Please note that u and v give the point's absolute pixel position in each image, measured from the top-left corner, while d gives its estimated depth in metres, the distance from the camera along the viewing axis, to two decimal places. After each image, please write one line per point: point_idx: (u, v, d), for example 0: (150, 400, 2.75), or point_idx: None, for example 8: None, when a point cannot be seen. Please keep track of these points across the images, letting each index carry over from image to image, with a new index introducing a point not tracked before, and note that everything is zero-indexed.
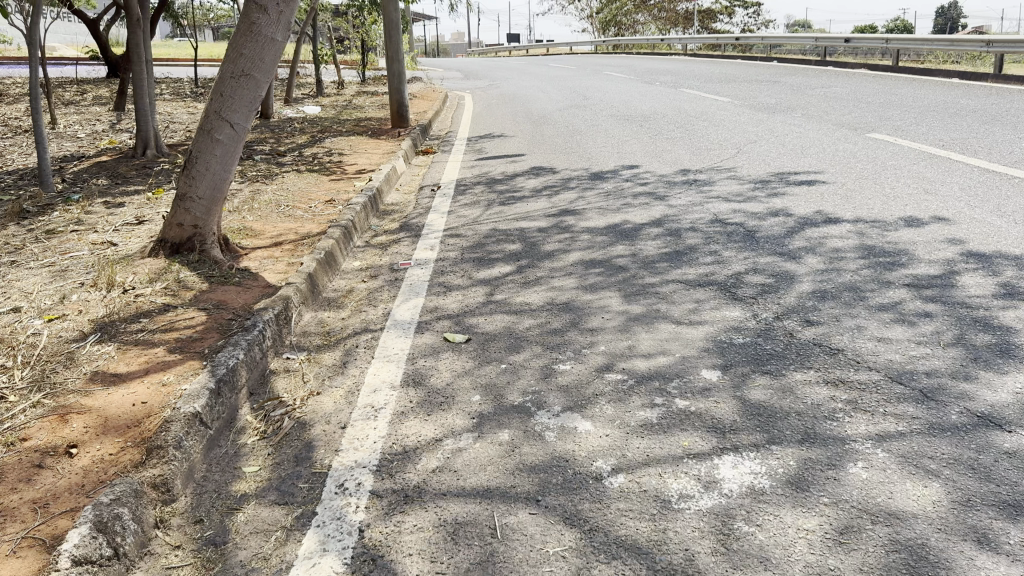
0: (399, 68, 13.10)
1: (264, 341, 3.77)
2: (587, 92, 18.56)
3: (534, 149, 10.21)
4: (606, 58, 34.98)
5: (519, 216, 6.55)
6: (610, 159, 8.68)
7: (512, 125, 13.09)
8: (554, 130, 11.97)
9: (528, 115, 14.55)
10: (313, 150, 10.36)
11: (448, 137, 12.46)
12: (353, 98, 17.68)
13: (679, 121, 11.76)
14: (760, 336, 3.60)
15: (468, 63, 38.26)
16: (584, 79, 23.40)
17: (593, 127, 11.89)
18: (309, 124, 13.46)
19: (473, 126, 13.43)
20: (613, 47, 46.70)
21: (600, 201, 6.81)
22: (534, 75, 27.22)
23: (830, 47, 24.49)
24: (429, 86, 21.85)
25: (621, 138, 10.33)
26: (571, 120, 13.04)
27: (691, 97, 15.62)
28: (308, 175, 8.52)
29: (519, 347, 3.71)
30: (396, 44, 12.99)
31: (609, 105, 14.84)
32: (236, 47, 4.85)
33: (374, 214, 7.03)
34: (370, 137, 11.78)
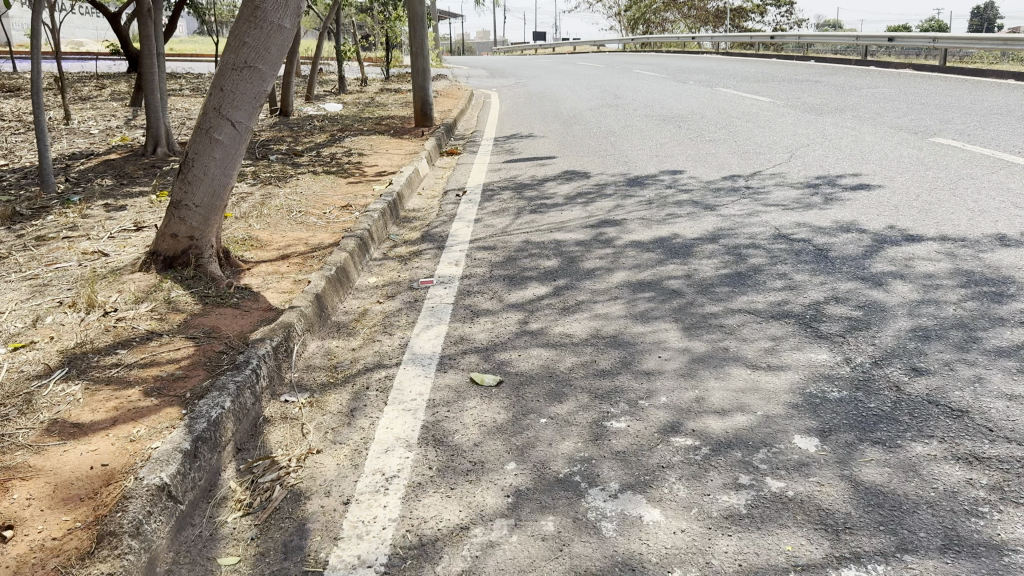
0: (424, 64, 12.52)
1: (259, 382, 3.16)
2: (618, 91, 17.87)
3: (566, 151, 9.57)
4: (634, 56, 34.19)
5: (553, 227, 5.92)
6: (649, 164, 8.03)
7: (541, 125, 12.45)
8: (586, 131, 11.31)
9: (557, 114, 13.90)
10: (332, 150, 9.79)
11: (474, 137, 11.86)
12: (376, 95, 17.14)
13: (719, 122, 11.06)
14: (859, 390, 2.97)
15: (493, 61, 37.69)
16: (614, 78, 22.72)
17: (628, 128, 11.23)
18: (329, 123, 12.91)
19: (500, 126, 12.81)
20: (641, 46, 45.83)
21: (643, 210, 6.17)
22: (561, 73, 26.54)
23: (870, 47, 23.55)
24: (454, 83, 21.28)
25: (658, 141, 9.66)
26: (603, 120, 12.37)
27: (728, 98, 14.88)
28: (324, 177, 7.95)
29: (562, 395, 3.09)
30: (421, 40, 12.40)
31: (643, 105, 14.16)
32: (239, 35, 4.29)
33: (394, 222, 6.44)
34: (392, 136, 11.20)
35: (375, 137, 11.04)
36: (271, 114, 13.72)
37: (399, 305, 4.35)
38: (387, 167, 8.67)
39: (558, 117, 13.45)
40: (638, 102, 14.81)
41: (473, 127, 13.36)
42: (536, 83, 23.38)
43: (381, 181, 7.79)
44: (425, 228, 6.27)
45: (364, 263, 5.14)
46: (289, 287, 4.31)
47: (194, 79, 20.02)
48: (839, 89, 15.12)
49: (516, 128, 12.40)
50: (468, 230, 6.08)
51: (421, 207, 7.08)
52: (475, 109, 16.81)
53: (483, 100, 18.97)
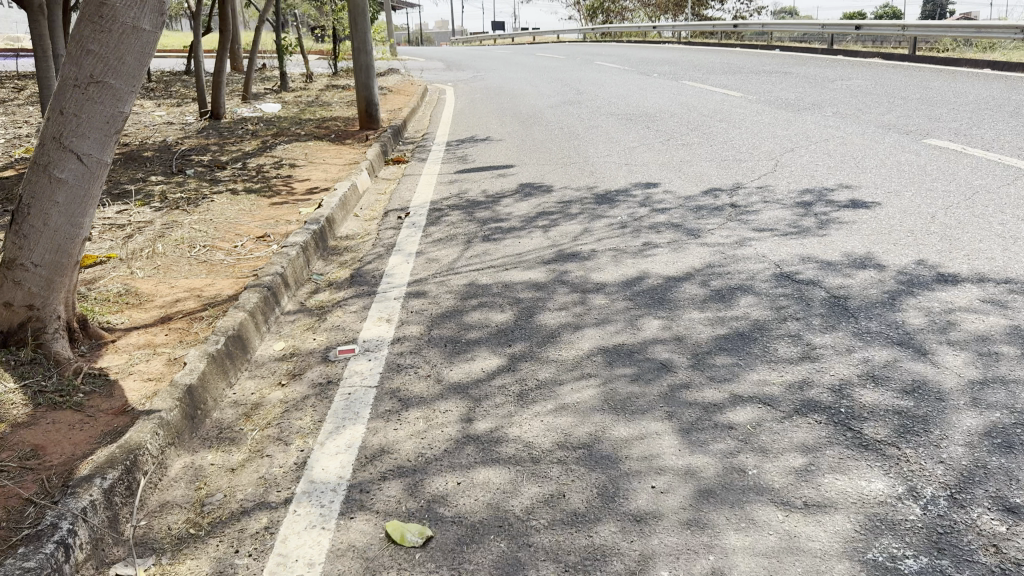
0: (367, 60, 11.43)
1: (67, 561, 2.21)
2: (580, 86, 16.93)
3: (525, 159, 8.63)
4: (596, 46, 33.27)
5: (508, 261, 4.98)
6: (617, 176, 7.13)
7: (498, 127, 11.46)
8: (547, 133, 10.36)
9: (516, 113, 12.92)
10: (261, 162, 8.72)
11: (423, 141, 10.85)
12: (321, 93, 15.99)
13: (691, 121, 10.19)
14: (944, 552, 2.05)
15: (451, 54, 36.56)
16: (576, 71, 21.80)
17: (591, 129, 10.31)
18: (264, 127, 11.78)
19: (453, 128, 11.80)
20: (601, 36, 44.95)
21: (614, 237, 5.25)
22: (520, 65, 25.51)
23: (836, 35, 22.89)
24: (408, 79, 20.18)
25: (626, 146, 8.76)
26: (565, 120, 11.43)
27: (698, 93, 14.04)
28: (244, 197, 6.90)
29: (514, 564, 2.14)
30: (364, 34, 11.30)
31: (607, 102, 13.24)
32: (80, 39, 3.25)
33: (319, 258, 5.43)
34: (332, 143, 10.14)
35: (313, 143, 9.96)
36: (202, 118, 12.53)
37: (308, 386, 3.38)
38: (321, 182, 7.64)
39: (516, 116, 12.47)
40: (601, 99, 13.89)
41: (425, 128, 12.32)
42: (494, 76, 22.32)
43: (310, 201, 6.77)
44: (356, 263, 5.29)
45: (270, 322, 4.15)
46: (158, 374, 3.32)
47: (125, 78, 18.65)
48: (812, 82, 14.35)
49: (471, 130, 11.40)
50: (407, 266, 5.10)
51: (354, 234, 6.09)
52: (428, 107, 15.76)
53: (437, 96, 17.89)
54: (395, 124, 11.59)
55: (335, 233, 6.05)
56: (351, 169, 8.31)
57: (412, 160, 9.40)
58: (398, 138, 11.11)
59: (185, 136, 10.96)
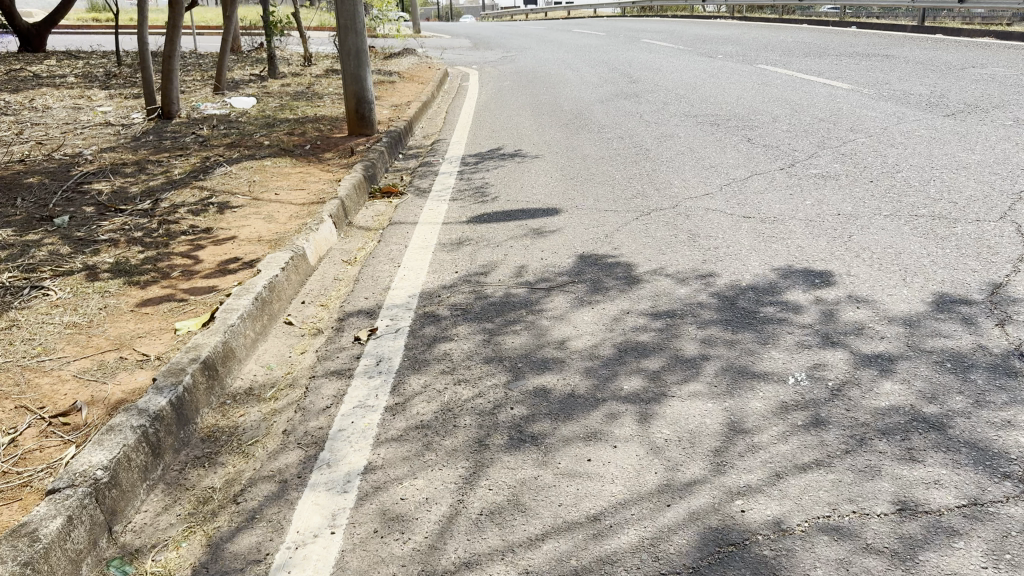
0: (358, 42, 8.44)
1: None
2: (631, 72, 13.82)
3: (573, 199, 5.65)
4: (639, 22, 29.89)
5: (564, 554, 2.04)
6: (742, 252, 4.13)
7: (532, 135, 8.47)
8: (603, 149, 7.33)
9: (554, 113, 9.90)
10: (179, 198, 5.85)
11: (431, 154, 7.94)
12: (316, 81, 13.13)
13: (806, 132, 7.13)
14: None
15: (480, 30, 33.66)
16: (625, 51, 18.77)
17: (663, 142, 7.30)
18: (224, 130, 8.91)
19: (473, 134, 8.83)
20: (642, 11, 41.41)
21: (807, 461, 2.29)
22: (554, 45, 22.36)
23: (930, 9, 19.39)
24: (426, 61, 17.28)
25: (727, 178, 5.74)
26: (623, 127, 8.39)
27: (791, 82, 10.92)
28: (103, 287, 4.06)
29: None
30: (354, 9, 8.31)
31: (674, 97, 10.14)
32: None
33: (154, 486, 2.56)
34: (302, 159, 7.29)
35: (272, 160, 7.07)
36: (148, 118, 9.72)
37: None
38: (249, 247, 4.74)
39: (557, 118, 9.44)
40: (664, 91, 10.80)
41: (437, 132, 9.37)
42: (525, 58, 19.19)
43: (204, 302, 3.88)
44: (224, 514, 2.39)
45: None
46: None
47: (91, 61, 15.89)
48: (940, 68, 11.20)
49: (493, 138, 8.43)
50: (331, 538, 2.20)
51: (259, 389, 3.19)
52: (445, 98, 12.76)
53: (458, 83, 14.82)
54: (397, 128, 8.63)
55: (222, 388, 3.17)
56: (307, 214, 5.39)
57: (407, 191, 6.45)
58: (398, 151, 8.16)
59: (112, 146, 8.18)
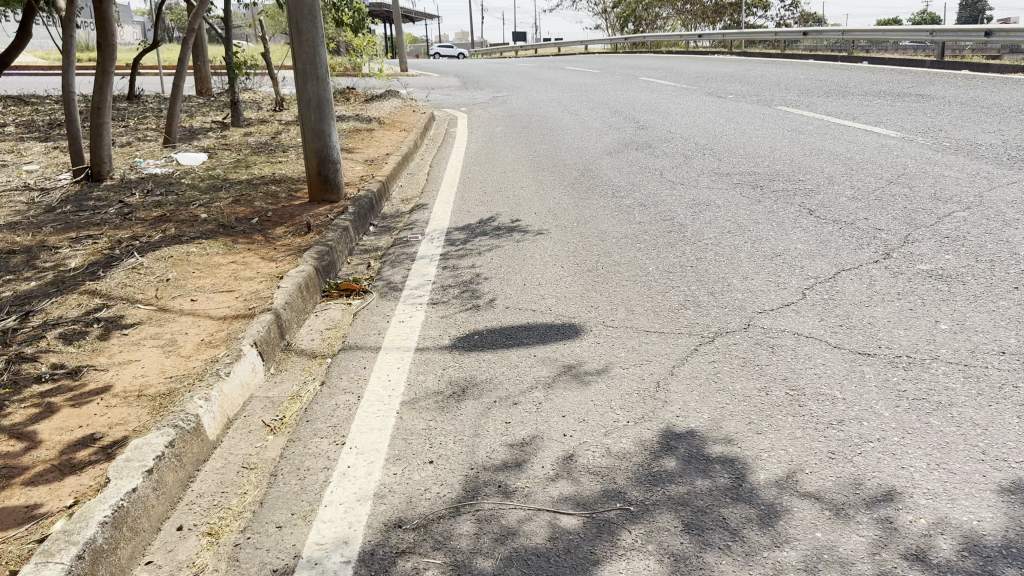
0: (318, 90, 6.91)
1: None
2: (637, 116, 12.46)
3: (597, 308, 4.10)
4: (636, 58, 28.80)
5: None
6: (888, 443, 2.59)
7: (533, 201, 6.95)
8: (623, 223, 5.80)
9: (557, 169, 8.40)
10: (58, 312, 4.28)
11: (409, 226, 6.42)
12: (284, 129, 11.68)
13: (882, 202, 5.64)
14: None
15: (468, 66, 32.69)
16: (624, 91, 17.53)
17: (699, 215, 5.79)
18: (160, 196, 7.39)
19: (461, 199, 7.32)
20: (634, 47, 40.48)
21: None
22: (549, 84, 21.04)
23: (950, 42, 18.21)
24: (411, 102, 15.91)
25: (806, 278, 4.21)
26: (643, 191, 6.89)
27: (826, 129, 9.56)
28: None
29: None
30: (316, 51, 6.84)
31: (696, 150, 8.68)
32: None
33: None
34: (242, 240, 5.76)
35: (203, 244, 5.51)
36: (74, 180, 8.19)
37: None
38: (120, 412, 3.16)
39: (562, 177, 7.93)
40: (683, 141, 9.34)
41: (418, 194, 7.86)
42: (517, 98, 17.83)
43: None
44: None
45: None
46: None
47: (39, 108, 14.39)
48: (994, 111, 9.89)
49: (485, 206, 6.92)
50: None
51: None
52: (430, 147, 11.30)
53: (445, 129, 13.41)
54: (369, 194, 7.11)
55: None
56: (225, 341, 3.83)
57: (373, 283, 4.88)
58: (369, 222, 6.64)
59: (14, 219, 6.63)
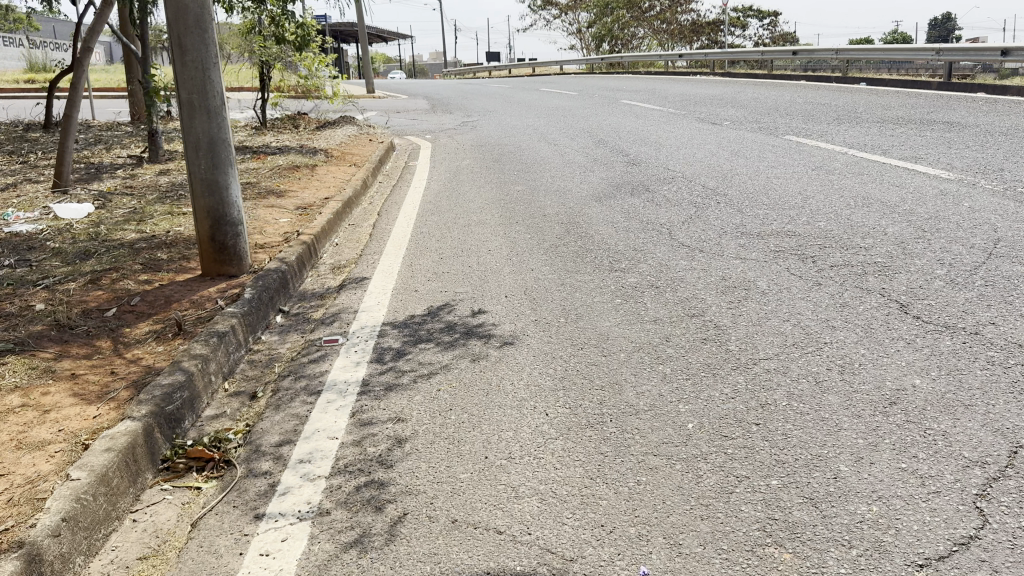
0: (207, 127, 5.09)
1: None
2: (627, 148, 10.80)
3: (614, 532, 2.30)
4: (615, 80, 27.47)
5: None
6: None
7: (504, 275, 5.15)
8: (632, 320, 4.03)
9: (534, 222, 6.63)
10: None
11: (329, 319, 4.61)
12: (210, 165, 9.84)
13: (1001, 292, 3.95)
14: None
15: (439, 87, 31.19)
16: (608, 116, 15.95)
17: (739, 308, 4.05)
18: (2, 268, 5.51)
19: (408, 270, 5.51)
20: (612, 67, 39.16)
21: None
22: (523, 107, 19.39)
23: (956, 63, 16.93)
24: (369, 130, 14.15)
25: (966, 470, 2.47)
26: (652, 259, 5.13)
27: (858, 167, 7.97)
28: None
29: None
30: (207, 77, 5.05)
31: (707, 196, 6.98)
32: None
33: None
34: (74, 358, 3.91)
35: (2, 369, 3.71)
36: None
37: None
38: None
39: (541, 235, 6.17)
40: (686, 184, 7.65)
41: (354, 259, 6.06)
42: (489, 124, 16.14)
43: None
44: None
45: None
46: None
47: None
48: None
49: (440, 282, 5.11)
50: None
51: None
52: (384, 185, 9.53)
53: (405, 161, 11.67)
54: (282, 267, 5.27)
55: None
56: None
57: (242, 449, 3.06)
58: (274, 312, 4.81)
59: None
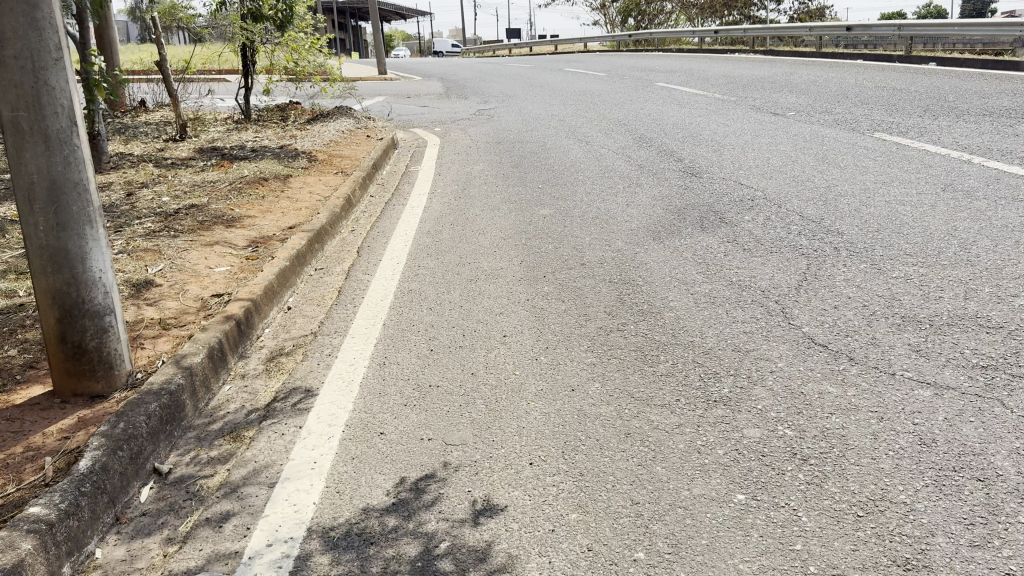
0: (46, 163, 3.11)
1: None
2: (678, 149, 8.74)
3: None
4: (646, 58, 25.22)
5: None
6: None
7: (528, 397, 3.17)
8: (784, 568, 2.05)
9: (571, 277, 4.63)
10: None
11: (228, 506, 2.68)
12: (161, 175, 7.91)
13: None
14: None
15: (454, 67, 29.10)
16: (647, 103, 13.83)
17: (997, 549, 2.05)
18: None
19: (379, 374, 3.54)
20: (640, 44, 36.68)
21: None
22: (547, 92, 17.26)
23: None
24: (369, 123, 12.17)
25: None
26: (771, 373, 3.12)
27: (1009, 186, 5.88)
28: None
29: None
30: (43, 84, 3.06)
31: (813, 236, 4.95)
32: None
33: None
34: None
35: None
36: None
37: None
38: None
39: (582, 304, 4.18)
40: (775, 211, 5.61)
41: (306, 341, 4.10)
42: (508, 113, 14.08)
43: None
44: None
45: None
46: None
47: None
48: None
49: (424, 410, 3.14)
50: None
51: None
52: (374, 201, 7.56)
53: (406, 163, 9.69)
54: (173, 381, 3.32)
55: None
56: None
57: None
58: (141, 480, 2.89)
59: None
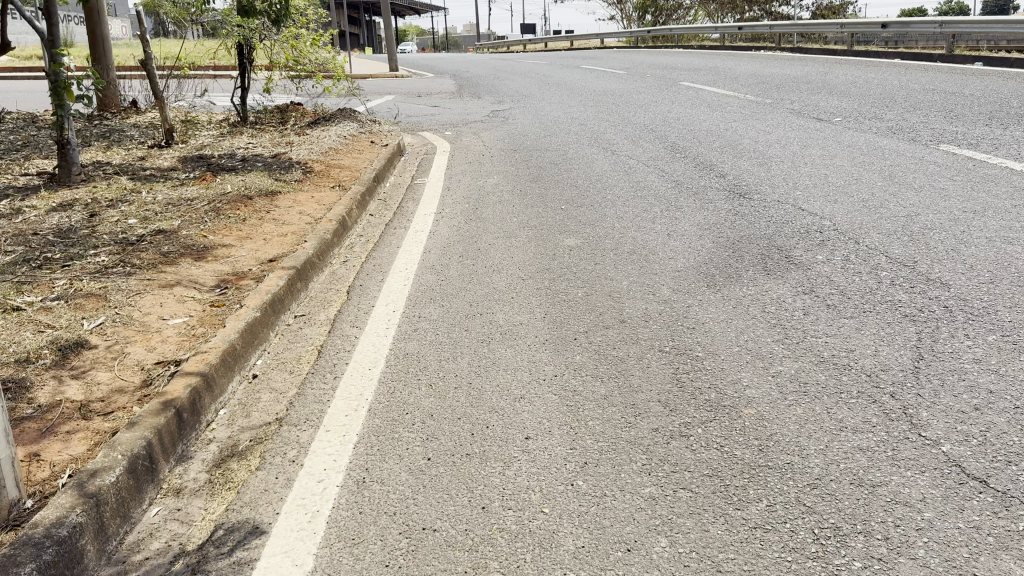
0: None
1: None
2: (718, 161, 7.75)
3: None
4: (665, 55, 24.17)
5: None
6: None
7: (565, 559, 2.21)
8: None
9: (611, 341, 3.66)
10: None
11: None
12: (133, 190, 6.98)
13: None
14: None
15: (466, 63, 28.14)
16: (674, 105, 12.83)
17: None
18: None
19: (356, 502, 2.59)
20: (658, 38, 35.47)
21: None
22: (565, 91, 16.27)
23: None
24: (374, 127, 11.24)
25: None
26: (916, 538, 2.17)
27: None
28: None
29: None
30: None
31: (910, 288, 3.97)
32: None
33: None
34: None
35: None
36: None
37: None
38: None
39: (628, 385, 3.21)
40: (853, 250, 4.63)
41: (267, 434, 3.15)
42: (525, 115, 13.11)
43: None
44: None
45: None
46: None
47: None
48: None
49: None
50: None
51: None
52: (373, 222, 6.61)
53: (412, 173, 8.73)
54: (67, 521, 2.36)
55: None
56: None
57: None
58: None
59: None
